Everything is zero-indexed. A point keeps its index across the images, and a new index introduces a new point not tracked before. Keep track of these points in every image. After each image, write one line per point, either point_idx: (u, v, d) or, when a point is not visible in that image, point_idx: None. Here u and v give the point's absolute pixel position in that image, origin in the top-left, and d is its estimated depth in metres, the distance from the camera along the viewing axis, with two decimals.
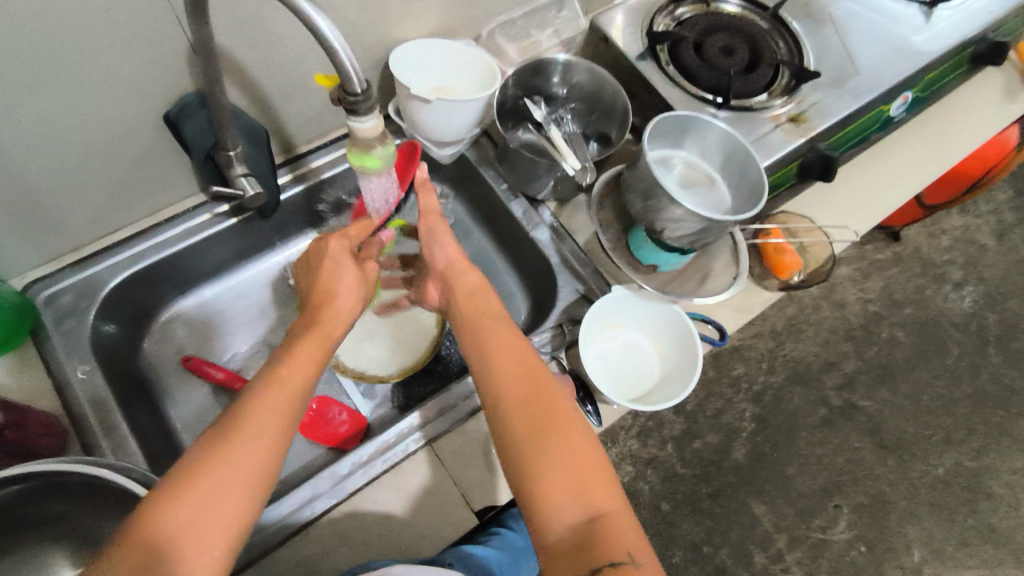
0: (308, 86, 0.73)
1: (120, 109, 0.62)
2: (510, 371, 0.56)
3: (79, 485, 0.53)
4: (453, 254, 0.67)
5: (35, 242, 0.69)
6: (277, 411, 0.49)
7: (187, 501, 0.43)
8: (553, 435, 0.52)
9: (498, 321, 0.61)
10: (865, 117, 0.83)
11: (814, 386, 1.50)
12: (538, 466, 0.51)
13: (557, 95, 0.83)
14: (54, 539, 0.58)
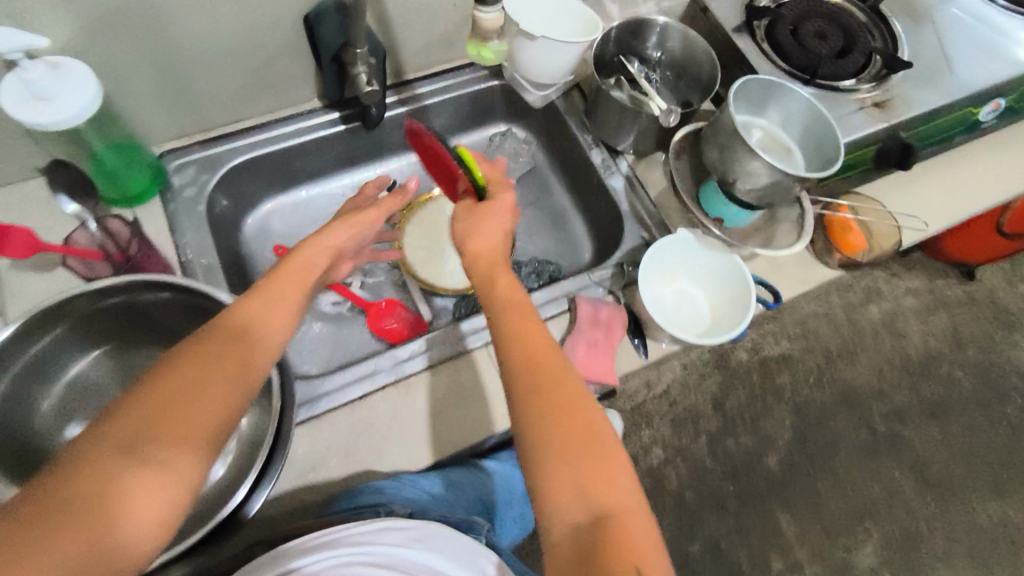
0: (427, 12, 0.80)
1: (271, 3, 0.71)
2: (527, 359, 0.51)
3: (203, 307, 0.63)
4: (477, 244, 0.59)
5: (176, 115, 0.79)
6: (215, 396, 0.44)
7: (105, 473, 0.38)
8: (562, 436, 0.48)
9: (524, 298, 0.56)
10: (953, 114, 0.84)
11: (860, 410, 1.47)
12: (550, 464, 0.47)
13: (651, 58, 0.87)
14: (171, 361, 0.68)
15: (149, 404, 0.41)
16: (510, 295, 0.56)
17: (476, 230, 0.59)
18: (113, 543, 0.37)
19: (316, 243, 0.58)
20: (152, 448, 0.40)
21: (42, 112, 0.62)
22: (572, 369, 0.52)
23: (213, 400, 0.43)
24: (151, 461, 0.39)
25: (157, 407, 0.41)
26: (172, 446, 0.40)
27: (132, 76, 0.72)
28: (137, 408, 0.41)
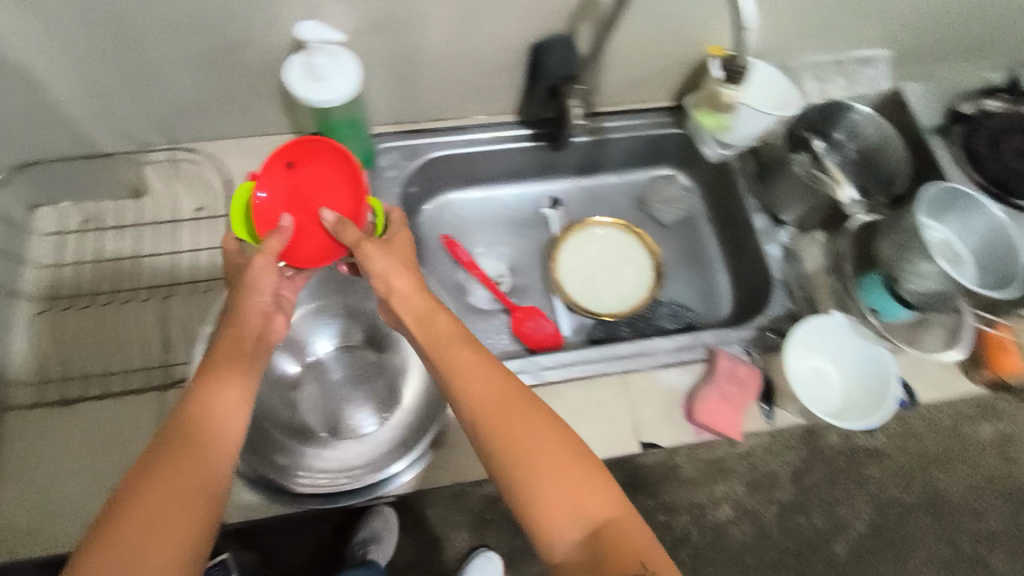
0: (638, 57, 0.86)
1: (511, 28, 0.79)
2: (481, 410, 0.55)
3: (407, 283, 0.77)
4: (401, 287, 0.62)
5: (397, 104, 0.89)
6: (208, 443, 0.50)
7: (132, 528, 0.44)
8: (549, 474, 0.52)
9: (465, 345, 0.59)
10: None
11: (947, 524, 1.42)
12: (540, 502, 0.51)
13: (838, 140, 0.88)
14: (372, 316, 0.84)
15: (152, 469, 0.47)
16: (455, 333, 0.60)
17: (390, 269, 0.63)
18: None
19: (255, 303, 0.60)
20: (158, 503, 0.45)
21: (316, 91, 0.73)
22: (513, 386, 0.57)
23: (197, 446, 0.49)
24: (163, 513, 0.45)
25: (158, 467, 0.47)
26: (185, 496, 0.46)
27: (378, 70, 0.83)
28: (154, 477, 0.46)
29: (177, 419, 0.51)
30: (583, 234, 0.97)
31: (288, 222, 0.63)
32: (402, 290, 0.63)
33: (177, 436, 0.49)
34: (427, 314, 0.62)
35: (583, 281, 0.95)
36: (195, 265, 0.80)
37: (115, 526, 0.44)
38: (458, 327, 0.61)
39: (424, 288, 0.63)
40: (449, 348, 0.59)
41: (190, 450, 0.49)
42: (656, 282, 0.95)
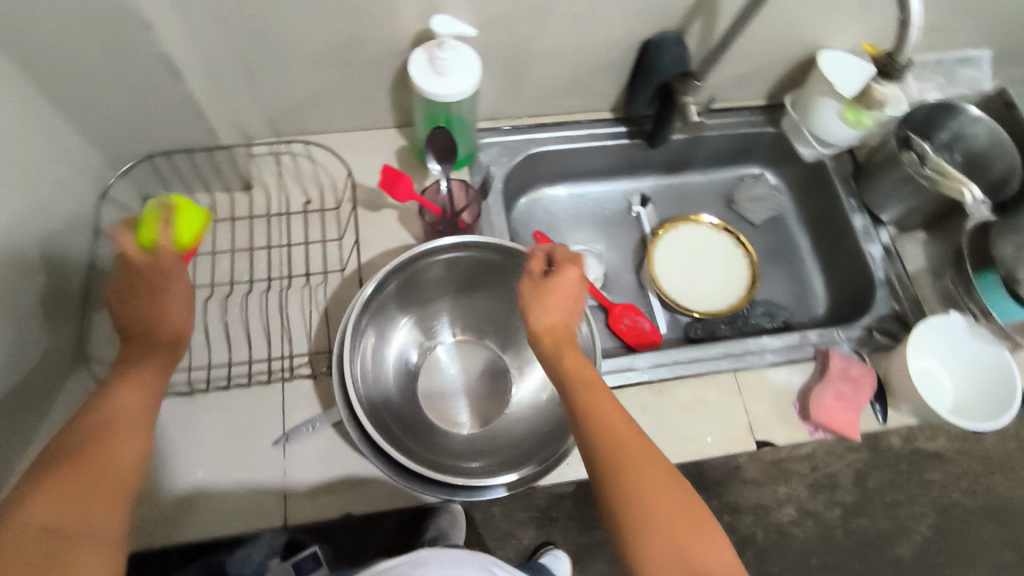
0: (744, 56, 0.86)
1: (627, 26, 0.80)
2: (621, 462, 0.50)
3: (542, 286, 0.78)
4: (545, 324, 0.60)
5: (499, 101, 0.89)
6: (126, 426, 0.53)
7: (62, 500, 0.46)
8: (658, 516, 0.49)
9: (598, 391, 0.54)
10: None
11: (1011, 528, 1.42)
12: (643, 546, 0.48)
13: (943, 142, 0.87)
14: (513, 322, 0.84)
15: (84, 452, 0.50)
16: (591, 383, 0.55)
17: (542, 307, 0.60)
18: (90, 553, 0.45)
19: (165, 315, 0.63)
20: (94, 479, 0.48)
21: (438, 85, 0.73)
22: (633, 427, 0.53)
23: (129, 438, 0.52)
24: (92, 489, 0.48)
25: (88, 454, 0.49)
26: (107, 473, 0.49)
27: (487, 63, 0.83)
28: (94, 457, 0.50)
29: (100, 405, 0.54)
30: (674, 233, 0.97)
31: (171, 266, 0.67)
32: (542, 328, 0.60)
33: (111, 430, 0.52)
34: (560, 344, 0.59)
35: (679, 279, 0.95)
36: (310, 257, 0.83)
37: (49, 496, 0.46)
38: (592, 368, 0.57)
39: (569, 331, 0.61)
40: (586, 388, 0.55)
41: (121, 439, 0.52)
42: (751, 280, 0.95)
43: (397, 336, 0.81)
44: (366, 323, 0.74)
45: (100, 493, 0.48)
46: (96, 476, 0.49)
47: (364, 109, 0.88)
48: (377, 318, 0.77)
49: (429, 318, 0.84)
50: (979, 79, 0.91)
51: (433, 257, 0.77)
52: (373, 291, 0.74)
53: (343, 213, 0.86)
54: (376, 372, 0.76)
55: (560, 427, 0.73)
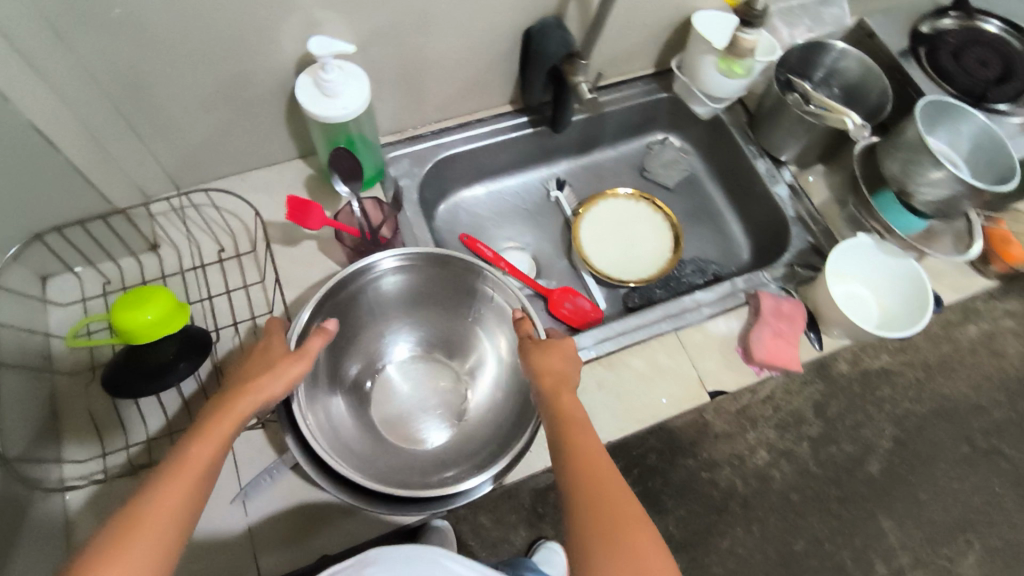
0: (625, 29, 0.89)
1: (507, 18, 0.80)
2: (598, 513, 0.54)
3: (472, 278, 0.79)
4: (546, 376, 0.65)
5: (398, 113, 0.89)
6: (193, 481, 0.51)
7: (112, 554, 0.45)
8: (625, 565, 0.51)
9: (580, 428, 0.60)
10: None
11: (960, 424, 1.51)
12: None
13: (818, 79, 0.94)
14: (457, 326, 0.85)
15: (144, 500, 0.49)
16: (572, 422, 0.60)
17: (547, 359, 0.66)
18: None
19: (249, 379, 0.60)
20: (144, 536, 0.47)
21: (331, 107, 0.73)
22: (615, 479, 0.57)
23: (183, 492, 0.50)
24: (135, 546, 0.46)
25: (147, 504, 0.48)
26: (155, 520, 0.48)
27: (380, 77, 0.82)
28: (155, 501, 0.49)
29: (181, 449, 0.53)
30: (595, 210, 0.99)
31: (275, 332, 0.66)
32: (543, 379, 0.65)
33: (176, 480, 0.51)
34: (563, 395, 0.63)
35: (609, 254, 0.97)
36: (233, 305, 0.80)
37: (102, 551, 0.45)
38: (580, 410, 0.62)
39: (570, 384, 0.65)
40: (579, 437, 0.59)
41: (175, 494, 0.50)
42: (676, 238, 0.98)
43: (342, 364, 0.79)
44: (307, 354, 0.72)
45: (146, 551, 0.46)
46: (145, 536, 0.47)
47: (262, 146, 0.85)
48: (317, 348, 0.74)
49: (372, 341, 0.83)
50: (842, 16, 0.97)
51: (367, 274, 0.76)
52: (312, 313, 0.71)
53: (260, 253, 0.83)
54: (324, 405, 0.74)
55: (526, 409, 0.75)
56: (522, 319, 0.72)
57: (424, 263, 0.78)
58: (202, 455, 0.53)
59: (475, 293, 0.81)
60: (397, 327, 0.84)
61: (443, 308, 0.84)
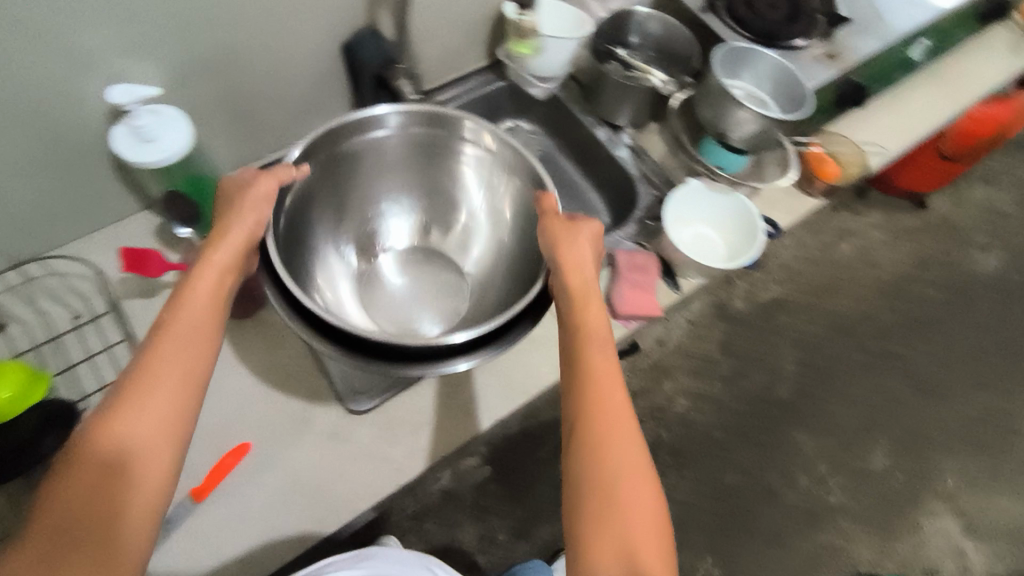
0: (441, 27, 0.92)
1: (318, 36, 0.82)
2: (600, 433, 0.59)
3: (447, 127, 0.83)
4: (572, 271, 0.69)
5: (237, 145, 0.89)
6: (183, 343, 0.56)
7: (127, 411, 0.51)
8: (619, 484, 0.57)
9: (598, 342, 0.64)
10: (889, 57, 1.01)
11: (851, 334, 1.64)
12: (596, 507, 0.56)
13: (634, 45, 1.00)
14: (448, 202, 0.91)
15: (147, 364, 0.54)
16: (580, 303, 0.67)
17: (574, 252, 0.70)
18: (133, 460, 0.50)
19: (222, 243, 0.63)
20: (150, 393, 0.52)
21: (149, 153, 0.71)
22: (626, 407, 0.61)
23: (182, 354, 0.55)
24: (146, 405, 0.52)
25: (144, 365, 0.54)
26: (160, 380, 0.53)
27: (205, 113, 0.82)
28: (152, 362, 0.54)
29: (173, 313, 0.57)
30: None
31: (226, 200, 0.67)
32: (570, 277, 0.69)
33: (177, 343, 0.55)
34: (587, 297, 0.68)
35: None
36: (97, 367, 0.78)
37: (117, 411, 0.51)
38: (603, 325, 0.65)
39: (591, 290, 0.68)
40: (594, 345, 0.64)
41: (175, 354, 0.55)
42: None
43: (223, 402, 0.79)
44: (286, 210, 0.77)
45: (157, 405, 0.52)
46: (149, 399, 0.52)
47: (100, 203, 0.84)
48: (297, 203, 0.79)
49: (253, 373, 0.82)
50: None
51: (360, 133, 0.81)
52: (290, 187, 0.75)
53: (118, 310, 0.82)
54: (329, 285, 0.83)
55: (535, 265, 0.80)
56: (546, 194, 0.76)
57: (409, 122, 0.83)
58: (187, 313, 0.57)
59: (461, 159, 0.88)
60: (388, 206, 0.90)
61: (433, 177, 0.89)
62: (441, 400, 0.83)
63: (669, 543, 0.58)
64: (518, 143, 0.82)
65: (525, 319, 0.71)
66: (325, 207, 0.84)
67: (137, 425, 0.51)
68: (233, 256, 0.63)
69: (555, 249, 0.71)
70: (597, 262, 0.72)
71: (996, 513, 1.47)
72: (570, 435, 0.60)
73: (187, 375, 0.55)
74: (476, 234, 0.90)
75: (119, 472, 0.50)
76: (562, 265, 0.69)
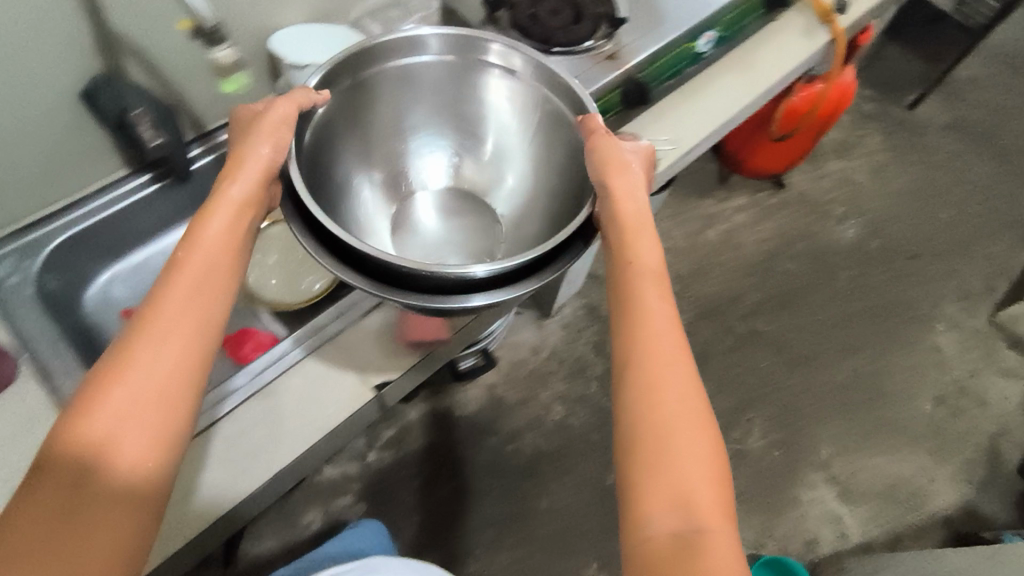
0: (201, 65, 0.89)
1: (43, 86, 0.78)
2: (645, 367, 0.60)
3: (480, 51, 0.83)
4: (627, 206, 0.71)
5: None
6: (195, 288, 0.59)
7: (145, 353, 0.54)
8: (674, 422, 0.58)
9: (641, 281, 0.66)
10: (674, 54, 1.04)
11: (720, 319, 1.68)
12: (651, 448, 0.57)
13: None
14: (476, 140, 0.91)
15: (161, 308, 0.57)
16: (625, 235, 0.69)
17: (616, 189, 0.71)
18: (150, 402, 0.53)
19: (235, 190, 0.66)
20: (161, 336, 0.56)
21: None
22: (679, 346, 0.62)
23: (200, 301, 0.59)
24: (163, 348, 0.55)
25: (152, 310, 0.57)
26: (176, 323, 0.56)
27: None
28: (161, 307, 0.57)
29: (183, 259, 0.61)
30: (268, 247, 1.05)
31: (261, 151, 0.68)
32: (626, 214, 0.70)
33: (195, 288, 0.59)
34: (638, 233, 0.69)
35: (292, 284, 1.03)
36: None
37: (130, 354, 0.54)
38: (647, 260, 0.68)
39: (647, 225, 0.70)
40: (635, 281, 0.66)
41: (189, 298, 0.58)
42: None
43: None
44: (310, 141, 0.78)
45: (172, 346, 0.55)
46: (159, 340, 0.55)
47: None
48: (330, 135, 0.81)
49: None
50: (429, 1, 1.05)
51: (411, 58, 0.83)
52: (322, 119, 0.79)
53: None
54: (368, 215, 0.86)
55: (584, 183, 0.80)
56: (590, 115, 0.77)
57: (448, 52, 0.84)
58: (197, 258, 0.61)
59: (487, 84, 0.86)
60: (420, 142, 0.90)
61: (469, 111, 0.89)
62: (224, 454, 0.77)
63: (729, 495, 0.57)
64: (548, 65, 0.80)
65: (577, 243, 0.73)
66: (371, 146, 0.87)
67: (148, 378, 0.54)
68: (249, 194, 0.66)
69: (619, 184, 0.72)
70: (643, 193, 0.73)
71: (869, 474, 1.51)
72: (622, 374, 0.62)
73: (201, 319, 0.58)
74: (506, 161, 0.89)
75: (125, 419, 0.52)
76: (609, 188, 0.72)
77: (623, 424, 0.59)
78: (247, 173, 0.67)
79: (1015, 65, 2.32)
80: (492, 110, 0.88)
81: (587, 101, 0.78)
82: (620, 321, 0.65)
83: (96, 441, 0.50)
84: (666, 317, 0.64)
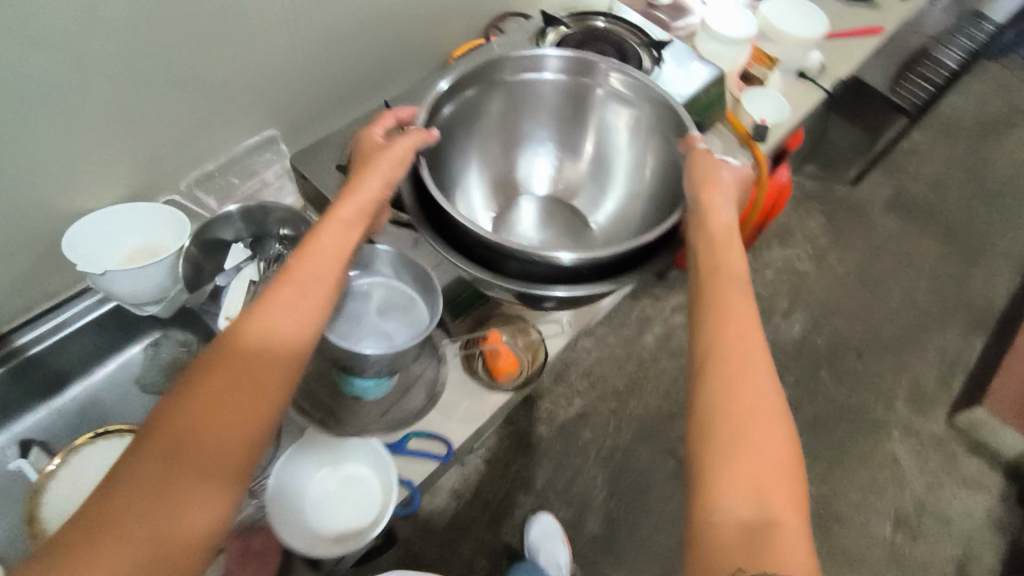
0: None
1: None
2: (726, 356, 0.66)
3: (586, 95, 0.99)
4: (721, 223, 0.78)
5: None
6: (299, 285, 0.65)
7: (257, 332, 0.59)
8: (747, 419, 0.62)
9: (738, 284, 0.72)
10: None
11: (660, 439, 1.55)
12: (723, 435, 0.61)
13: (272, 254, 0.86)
14: (599, 148, 1.03)
15: (274, 299, 0.62)
16: (722, 236, 0.77)
17: (711, 204, 0.80)
18: (266, 380, 0.58)
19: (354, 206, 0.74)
20: (276, 317, 0.61)
21: None
22: (760, 342, 0.67)
23: (309, 293, 0.65)
24: (274, 329, 0.61)
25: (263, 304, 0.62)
26: (284, 313, 0.62)
27: None
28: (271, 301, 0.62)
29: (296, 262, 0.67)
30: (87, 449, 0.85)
31: (376, 186, 0.76)
32: (716, 226, 0.78)
33: (301, 281, 0.65)
34: (731, 244, 0.76)
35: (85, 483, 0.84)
36: None
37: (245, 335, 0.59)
38: (738, 266, 0.74)
39: (734, 238, 0.77)
40: (718, 282, 0.72)
41: (299, 290, 0.64)
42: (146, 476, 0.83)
43: None
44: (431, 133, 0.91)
45: (285, 332, 0.61)
46: (270, 327, 0.61)
47: None
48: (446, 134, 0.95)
49: None
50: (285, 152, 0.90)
51: (511, 69, 0.96)
52: (446, 96, 0.92)
53: None
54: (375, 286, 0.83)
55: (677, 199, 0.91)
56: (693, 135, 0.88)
57: (565, 69, 0.98)
58: (310, 261, 0.67)
59: (613, 123, 1.00)
60: (532, 151, 1.05)
61: (570, 131, 1.03)
62: None
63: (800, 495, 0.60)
64: (669, 102, 0.92)
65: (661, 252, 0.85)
66: (491, 138, 1.01)
67: (247, 359, 0.58)
68: (354, 212, 0.74)
69: (711, 200, 0.80)
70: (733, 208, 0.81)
71: None
72: (707, 368, 0.66)
73: (310, 314, 0.64)
74: (607, 184, 1.02)
75: (241, 393, 0.56)
76: (702, 200, 0.81)
77: (698, 416, 0.64)
78: (365, 204, 0.75)
79: (954, 132, 2.27)
80: (603, 142, 1.02)
81: (685, 119, 0.92)
82: (702, 316, 0.71)
83: (210, 407, 0.54)
84: (748, 318, 0.69)
